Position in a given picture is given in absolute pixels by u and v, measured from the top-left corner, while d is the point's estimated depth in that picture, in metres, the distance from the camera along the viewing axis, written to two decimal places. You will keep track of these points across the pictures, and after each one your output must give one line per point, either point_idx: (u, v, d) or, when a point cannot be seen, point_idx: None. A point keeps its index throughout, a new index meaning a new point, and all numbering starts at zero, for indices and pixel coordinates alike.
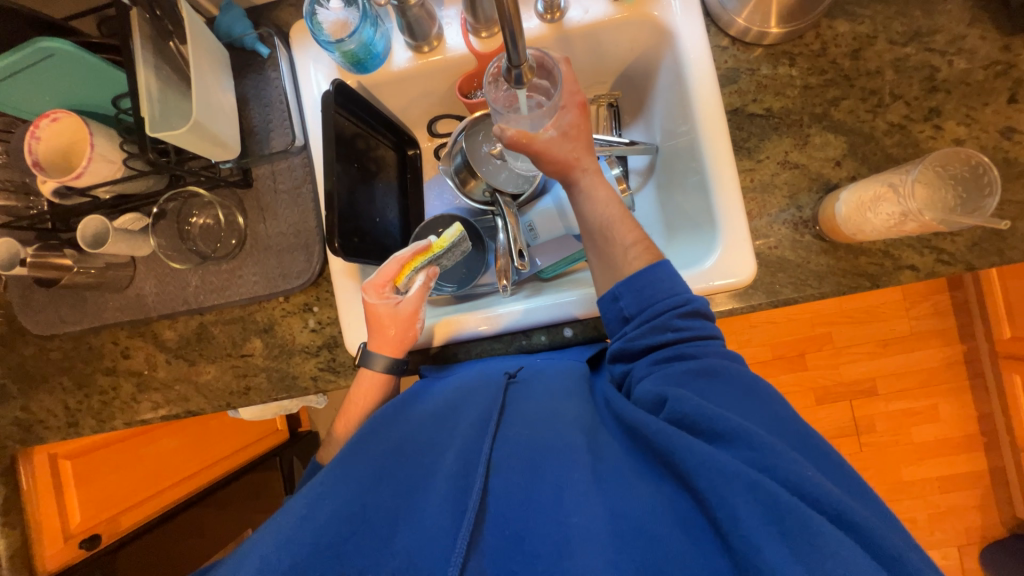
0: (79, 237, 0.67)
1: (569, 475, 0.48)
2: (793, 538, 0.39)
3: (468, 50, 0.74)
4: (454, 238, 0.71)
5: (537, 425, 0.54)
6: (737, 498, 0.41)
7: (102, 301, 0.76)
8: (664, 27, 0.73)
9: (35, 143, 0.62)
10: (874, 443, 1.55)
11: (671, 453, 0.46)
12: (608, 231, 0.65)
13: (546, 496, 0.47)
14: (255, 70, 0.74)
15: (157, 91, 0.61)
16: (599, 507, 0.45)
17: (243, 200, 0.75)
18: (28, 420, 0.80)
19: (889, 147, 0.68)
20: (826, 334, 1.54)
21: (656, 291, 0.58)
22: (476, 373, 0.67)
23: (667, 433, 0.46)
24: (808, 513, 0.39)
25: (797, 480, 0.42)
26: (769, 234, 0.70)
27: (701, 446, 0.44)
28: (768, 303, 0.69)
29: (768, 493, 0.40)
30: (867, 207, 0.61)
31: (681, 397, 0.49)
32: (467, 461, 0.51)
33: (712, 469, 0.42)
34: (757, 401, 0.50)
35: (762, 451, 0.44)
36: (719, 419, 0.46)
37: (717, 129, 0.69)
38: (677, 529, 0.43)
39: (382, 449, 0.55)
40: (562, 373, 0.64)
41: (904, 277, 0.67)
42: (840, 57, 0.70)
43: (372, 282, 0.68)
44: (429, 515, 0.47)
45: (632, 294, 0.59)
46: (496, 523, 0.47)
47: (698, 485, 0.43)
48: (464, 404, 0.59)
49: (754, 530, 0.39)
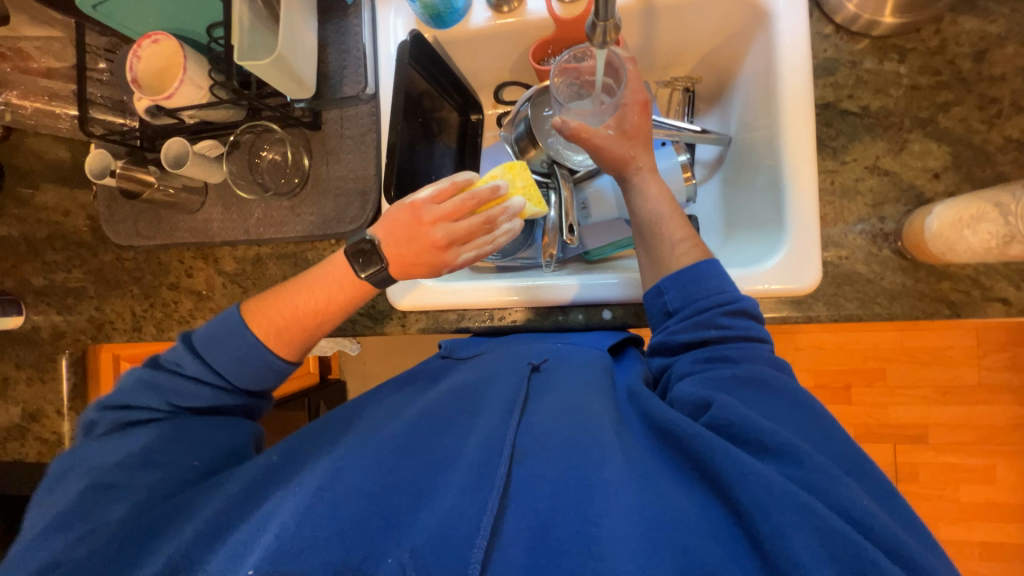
0: (163, 156, 0.72)
1: (600, 470, 0.46)
2: (842, 566, 0.37)
3: (548, 14, 0.73)
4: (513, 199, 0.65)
5: (563, 415, 0.53)
6: (785, 517, 0.39)
7: (174, 220, 0.82)
8: (761, 8, 0.68)
9: (135, 61, 0.67)
10: (913, 493, 1.43)
11: (709, 461, 0.44)
12: (657, 226, 0.62)
13: (576, 489, 0.45)
14: (338, 16, 0.76)
15: (248, 22, 0.63)
16: (629, 506, 0.43)
17: (310, 141, 0.77)
18: (100, 319, 0.88)
19: (1001, 164, 0.61)
20: (880, 370, 1.43)
21: (704, 287, 0.56)
22: (500, 353, 0.67)
23: (706, 439, 0.45)
24: (859, 542, 0.38)
25: (845, 505, 0.40)
26: (841, 245, 0.64)
27: (745, 458, 0.42)
28: (828, 317, 0.64)
29: (817, 515, 0.39)
30: (965, 225, 0.55)
31: (728, 403, 0.47)
32: (490, 444, 0.50)
33: (758, 483, 0.41)
34: (809, 413, 0.47)
35: (812, 471, 0.42)
36: (767, 432, 0.44)
37: (803, 128, 0.64)
38: (711, 538, 0.41)
39: (402, 423, 0.54)
40: (589, 363, 0.62)
41: (991, 310, 0.60)
42: (960, 58, 0.63)
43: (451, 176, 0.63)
44: (452, 500, 0.46)
45: (679, 288, 0.57)
46: (522, 511, 0.45)
47: (738, 496, 0.41)
48: (493, 384, 0.59)
49: (800, 549, 0.38)
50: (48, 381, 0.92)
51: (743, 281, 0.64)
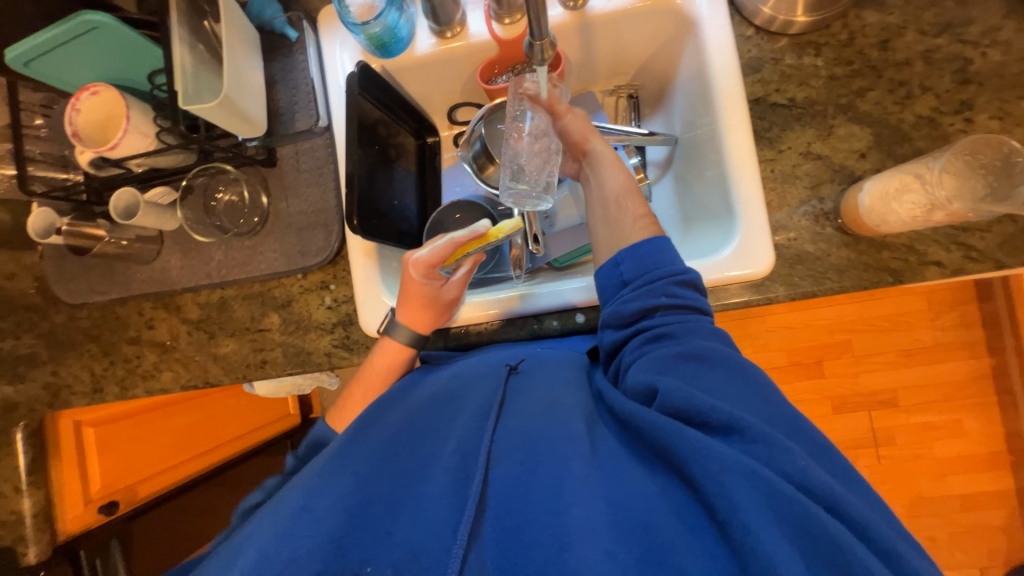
0: (112, 209, 0.70)
1: (568, 466, 0.47)
2: (789, 526, 0.39)
3: (490, 37, 0.75)
4: (511, 230, 0.72)
5: (535, 415, 0.54)
6: (735, 486, 0.40)
7: (130, 272, 0.79)
8: (687, 16, 0.73)
9: (75, 114, 0.65)
10: (893, 456, 1.50)
11: (666, 443, 0.45)
12: (613, 203, 0.65)
13: (546, 486, 0.46)
14: (283, 53, 0.77)
15: (191, 67, 0.63)
16: (597, 498, 0.45)
17: (267, 179, 0.77)
18: (56, 384, 0.83)
19: (917, 140, 0.67)
20: (846, 341, 1.51)
21: (657, 260, 0.58)
22: (474, 360, 0.67)
23: (661, 423, 0.46)
24: (804, 502, 0.39)
25: (789, 470, 0.42)
26: (788, 227, 0.68)
27: (698, 437, 0.44)
28: (786, 296, 0.68)
29: (764, 481, 0.40)
30: (892, 198, 0.59)
31: (672, 387, 0.48)
32: (466, 451, 0.51)
33: (710, 457, 0.42)
34: (753, 385, 0.50)
35: (764, 444, 0.43)
36: (714, 409, 0.46)
37: (738, 122, 0.68)
38: (674, 516, 0.43)
39: (384, 436, 0.55)
40: (557, 361, 0.63)
41: (929, 273, 0.65)
42: (868, 48, 0.69)
43: (422, 258, 0.67)
44: (429, 507, 0.47)
45: (634, 258, 0.59)
46: (496, 511, 0.46)
47: (693, 473, 0.43)
48: (467, 390, 0.60)
49: (751, 519, 0.39)
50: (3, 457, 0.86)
51: (702, 272, 0.67)
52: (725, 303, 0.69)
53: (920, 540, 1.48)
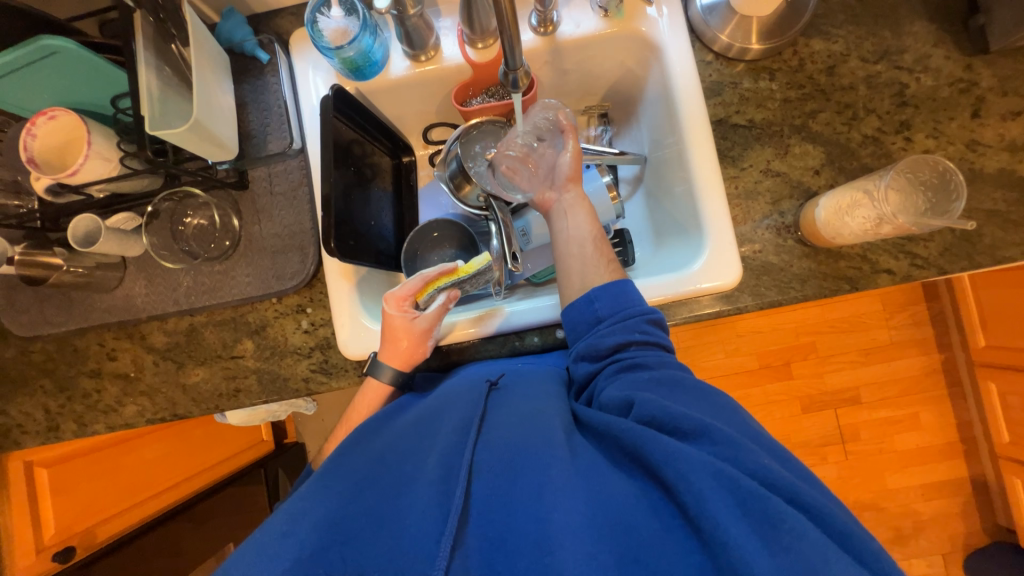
0: (69, 235, 0.67)
1: (547, 473, 0.48)
2: (756, 521, 0.41)
3: (464, 60, 0.77)
4: (481, 265, 0.75)
5: (516, 425, 0.54)
6: (704, 485, 0.42)
7: (89, 302, 0.75)
8: (651, 42, 0.76)
9: (30, 140, 0.62)
10: (859, 451, 1.57)
11: (641, 449, 0.47)
12: (582, 245, 0.66)
13: (526, 494, 0.47)
14: (254, 75, 0.76)
15: (157, 90, 0.61)
16: (576, 502, 0.46)
17: (238, 202, 0.75)
18: (5, 424, 0.77)
19: (864, 157, 0.72)
20: (811, 343, 1.58)
21: (630, 297, 0.61)
22: (456, 380, 0.66)
23: (636, 431, 0.48)
24: (767, 496, 0.41)
25: (755, 469, 0.44)
26: (753, 240, 0.72)
27: (672, 443, 0.45)
28: (754, 306, 0.71)
29: (731, 479, 0.42)
30: (845, 212, 0.63)
31: (647, 399, 0.50)
32: (448, 465, 0.51)
33: (681, 460, 0.44)
34: (716, 402, 0.52)
35: (734, 447, 0.45)
36: (683, 416, 0.48)
37: (703, 141, 0.72)
38: (650, 518, 0.44)
39: (366, 457, 0.55)
40: (538, 375, 0.64)
41: (881, 281, 0.70)
42: (816, 73, 0.75)
43: (394, 294, 0.69)
44: (412, 522, 0.47)
45: (609, 298, 0.60)
46: (478, 522, 0.46)
47: (667, 476, 0.45)
48: (448, 405, 0.59)
49: (722, 516, 0.40)
50: None
51: (676, 285, 0.70)
52: (698, 314, 0.72)
53: (887, 531, 1.55)
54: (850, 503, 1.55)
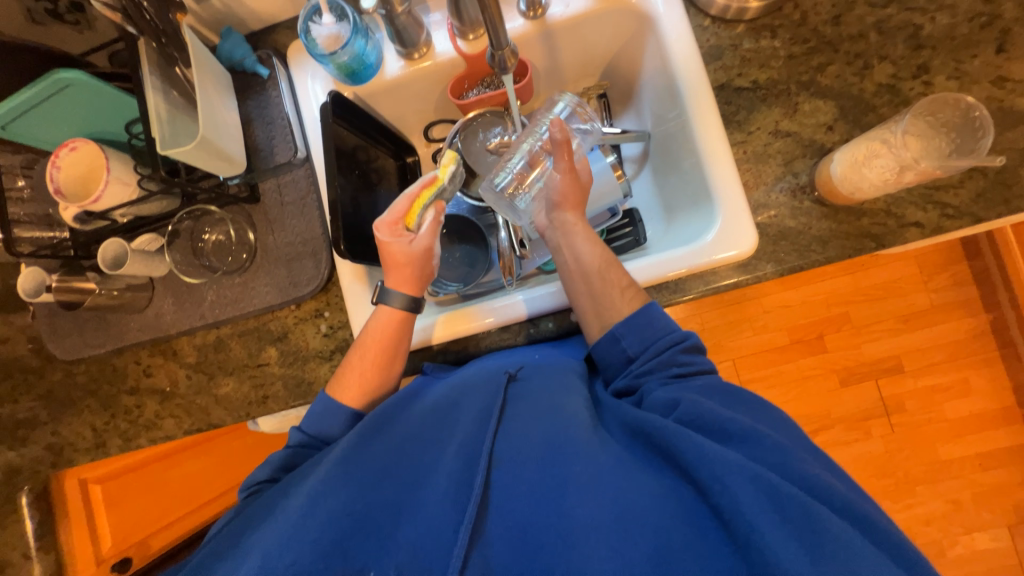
0: (100, 260, 0.71)
1: (576, 468, 0.49)
2: (792, 524, 0.40)
3: (457, 53, 0.77)
4: (452, 165, 0.73)
5: (543, 418, 0.55)
6: (740, 486, 0.42)
7: (124, 322, 0.79)
8: (643, 14, 0.75)
9: (56, 172, 0.65)
10: (906, 423, 1.49)
11: (674, 449, 0.48)
12: (588, 280, 0.65)
13: (552, 487, 0.48)
14: (257, 91, 0.78)
15: (166, 112, 0.64)
16: (603, 497, 0.46)
17: (252, 215, 0.78)
18: (58, 444, 0.82)
19: (880, 108, 0.68)
20: (844, 313, 1.52)
21: (655, 328, 0.60)
22: (474, 368, 0.65)
23: (673, 430, 0.48)
24: (808, 501, 0.41)
25: (797, 475, 0.44)
26: (768, 205, 0.70)
27: (708, 443, 0.46)
28: (774, 273, 0.69)
29: (770, 483, 0.42)
30: (862, 165, 0.61)
31: (690, 402, 0.51)
32: (468, 452, 0.52)
33: (717, 461, 0.44)
34: (763, 413, 0.53)
35: (772, 453, 0.46)
36: (728, 422, 0.49)
37: (706, 110, 0.70)
38: (677, 517, 0.44)
39: (387, 444, 0.55)
40: (561, 367, 0.63)
41: (909, 235, 0.66)
42: (821, 25, 0.71)
43: (384, 221, 0.69)
44: (431, 512, 0.48)
45: (634, 334, 0.60)
46: (500, 515, 0.48)
47: (701, 477, 0.45)
48: (467, 394, 0.59)
49: (755, 517, 0.41)
50: (11, 525, 0.83)
51: (690, 258, 0.68)
52: (715, 286, 0.70)
53: (944, 504, 1.46)
54: (901, 478, 1.48)
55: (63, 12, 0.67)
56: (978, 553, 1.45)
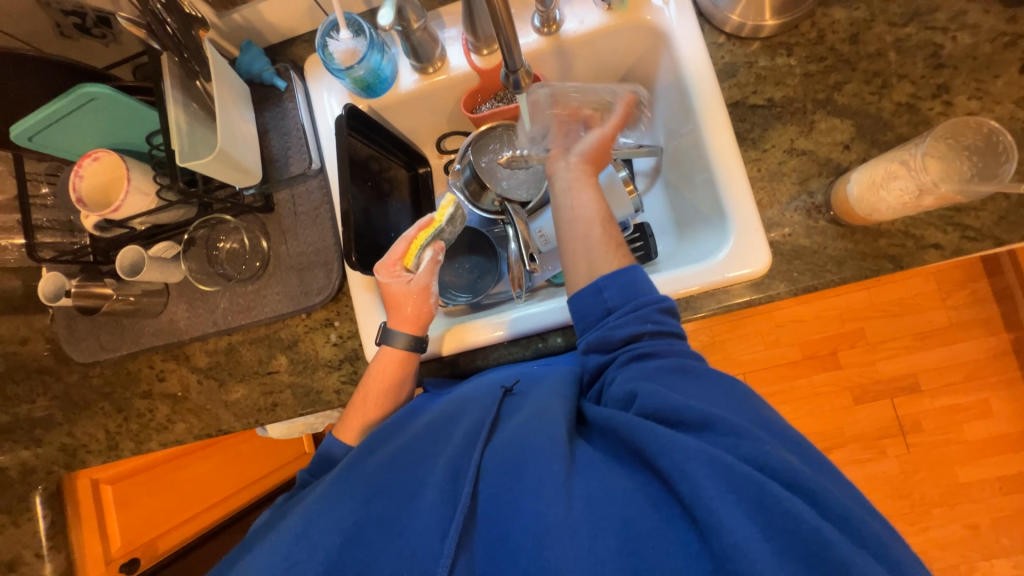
0: (118, 267, 0.73)
1: (542, 466, 0.47)
2: (756, 512, 0.39)
3: (471, 68, 0.78)
4: (449, 207, 0.75)
5: (519, 419, 0.53)
6: (700, 475, 0.41)
7: (139, 327, 0.81)
8: (658, 30, 0.75)
9: (78, 181, 0.67)
10: (922, 443, 1.45)
11: (638, 441, 0.46)
12: (589, 226, 0.63)
13: (523, 493, 0.46)
14: (274, 103, 0.79)
15: (186, 125, 0.65)
16: (575, 500, 0.45)
17: (266, 224, 0.79)
18: (72, 445, 0.83)
19: (899, 127, 0.67)
20: (859, 330, 1.49)
21: (637, 289, 0.57)
22: (474, 383, 0.65)
23: (639, 427, 0.46)
24: (762, 482, 0.40)
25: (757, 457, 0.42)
26: (782, 224, 0.69)
27: (666, 432, 0.45)
28: (788, 292, 0.68)
29: (726, 467, 0.41)
30: (880, 185, 0.60)
31: (648, 394, 0.49)
32: (456, 467, 0.50)
33: (677, 450, 0.43)
34: (729, 389, 0.51)
35: (736, 441, 0.44)
36: (685, 408, 0.47)
37: (720, 125, 0.70)
38: (645, 508, 0.43)
39: (384, 456, 0.55)
40: (548, 374, 0.61)
41: (928, 256, 0.65)
42: (839, 43, 0.71)
43: (383, 263, 0.70)
44: (421, 527, 0.47)
45: (617, 285, 0.57)
46: (482, 523, 0.47)
47: (662, 466, 0.44)
48: (460, 408, 0.58)
49: (725, 516, 0.39)
50: (24, 524, 0.85)
51: (703, 275, 0.67)
52: (727, 304, 0.69)
53: (961, 529, 1.42)
54: (917, 500, 1.44)
55: (90, 27, 0.68)
56: None
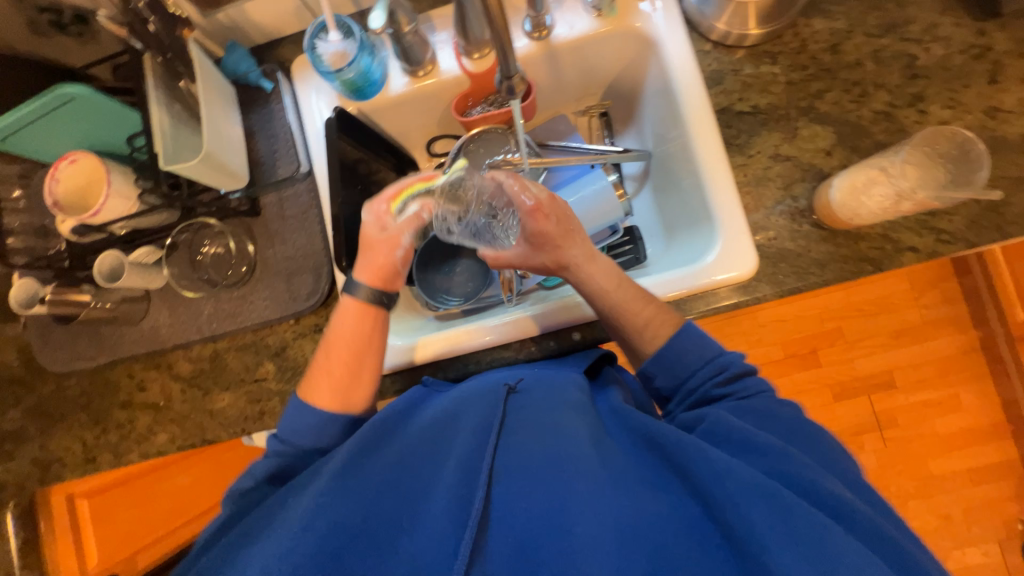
0: (96, 273, 0.70)
1: (574, 484, 0.48)
2: (806, 547, 0.41)
3: (462, 72, 0.78)
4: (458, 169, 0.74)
5: (544, 431, 0.53)
6: (751, 506, 0.43)
7: (118, 334, 0.78)
8: (646, 37, 0.76)
9: (54, 184, 0.65)
10: (897, 438, 1.51)
11: (686, 464, 0.48)
12: (612, 324, 0.65)
13: (553, 503, 0.47)
14: (260, 104, 0.78)
15: (169, 127, 0.64)
16: (603, 511, 0.46)
17: (252, 228, 0.77)
18: (46, 458, 0.80)
19: (877, 134, 0.70)
20: (837, 328, 1.53)
21: (687, 364, 0.60)
22: (476, 380, 0.64)
23: (685, 444, 0.49)
24: (826, 523, 0.41)
25: (815, 489, 0.45)
26: (767, 227, 0.70)
27: (722, 459, 0.46)
28: (773, 295, 0.69)
29: (783, 503, 0.43)
30: (861, 191, 0.62)
31: (720, 423, 0.52)
32: (469, 467, 0.50)
33: (729, 479, 0.45)
34: (806, 434, 0.52)
35: (771, 459, 0.48)
36: (757, 437, 0.49)
37: (708, 132, 0.71)
38: (685, 536, 0.45)
39: (387, 456, 0.54)
40: (562, 379, 0.61)
41: (906, 259, 0.67)
42: (820, 53, 0.73)
43: (371, 200, 0.69)
44: (431, 527, 0.47)
45: (665, 372, 0.62)
46: (501, 529, 0.47)
47: (709, 492, 0.45)
48: (466, 407, 0.57)
49: (760, 526, 0.42)
50: None
51: (692, 278, 0.69)
52: (713, 307, 0.70)
53: (935, 519, 1.48)
54: (893, 493, 1.49)
55: (66, 23, 0.66)
56: (969, 568, 1.46)
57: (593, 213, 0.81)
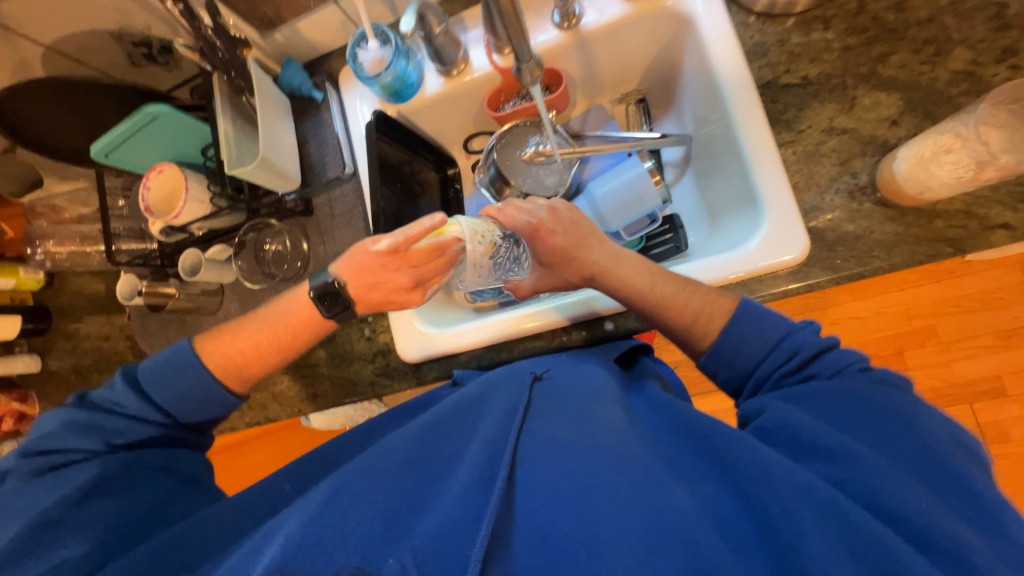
0: (180, 268, 0.81)
1: (600, 473, 0.47)
2: (861, 559, 0.37)
3: (493, 68, 0.80)
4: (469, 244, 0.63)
5: (570, 422, 0.54)
6: (797, 509, 0.41)
7: (199, 323, 0.89)
8: (681, 15, 0.73)
9: (146, 192, 0.75)
10: (1010, 454, 1.29)
11: (728, 462, 0.47)
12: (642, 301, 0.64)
13: (577, 490, 0.46)
14: (313, 114, 0.85)
15: (233, 135, 0.72)
16: (631, 504, 0.44)
17: (305, 227, 0.85)
18: None
19: (957, 97, 0.61)
20: (928, 327, 1.35)
21: (751, 354, 0.57)
22: (501, 368, 0.66)
23: (731, 437, 0.48)
24: (884, 534, 0.38)
25: (878, 499, 0.40)
26: (821, 208, 0.64)
27: (770, 456, 0.45)
28: (829, 281, 0.63)
29: (837, 508, 0.40)
30: (930, 162, 0.55)
31: (778, 413, 0.49)
32: (492, 449, 0.51)
33: (780, 484, 0.43)
34: (908, 424, 0.45)
35: (833, 464, 0.43)
36: (820, 434, 0.45)
37: (750, 111, 0.67)
38: (719, 536, 0.42)
39: (410, 435, 0.56)
40: (588, 373, 0.62)
41: (995, 238, 0.58)
42: (883, 12, 0.66)
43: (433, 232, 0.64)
44: (451, 504, 0.46)
45: (727, 366, 0.59)
46: (524, 513, 0.46)
47: (755, 491, 0.44)
48: (493, 394, 0.60)
49: (808, 531, 0.39)
50: None
51: (735, 265, 0.64)
52: (764, 295, 0.65)
53: None
54: None
55: (155, 54, 0.77)
56: None
57: (629, 201, 0.79)
